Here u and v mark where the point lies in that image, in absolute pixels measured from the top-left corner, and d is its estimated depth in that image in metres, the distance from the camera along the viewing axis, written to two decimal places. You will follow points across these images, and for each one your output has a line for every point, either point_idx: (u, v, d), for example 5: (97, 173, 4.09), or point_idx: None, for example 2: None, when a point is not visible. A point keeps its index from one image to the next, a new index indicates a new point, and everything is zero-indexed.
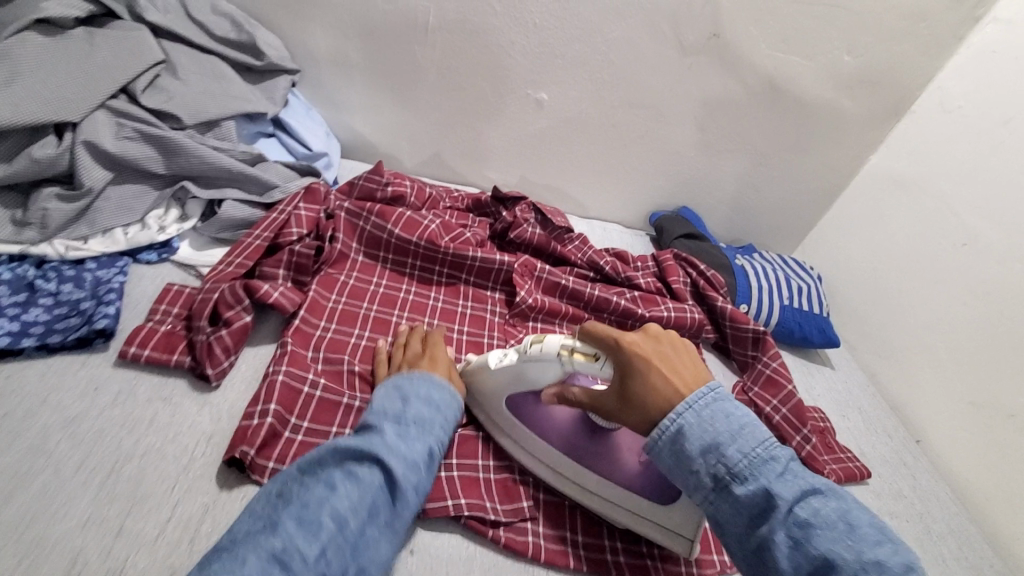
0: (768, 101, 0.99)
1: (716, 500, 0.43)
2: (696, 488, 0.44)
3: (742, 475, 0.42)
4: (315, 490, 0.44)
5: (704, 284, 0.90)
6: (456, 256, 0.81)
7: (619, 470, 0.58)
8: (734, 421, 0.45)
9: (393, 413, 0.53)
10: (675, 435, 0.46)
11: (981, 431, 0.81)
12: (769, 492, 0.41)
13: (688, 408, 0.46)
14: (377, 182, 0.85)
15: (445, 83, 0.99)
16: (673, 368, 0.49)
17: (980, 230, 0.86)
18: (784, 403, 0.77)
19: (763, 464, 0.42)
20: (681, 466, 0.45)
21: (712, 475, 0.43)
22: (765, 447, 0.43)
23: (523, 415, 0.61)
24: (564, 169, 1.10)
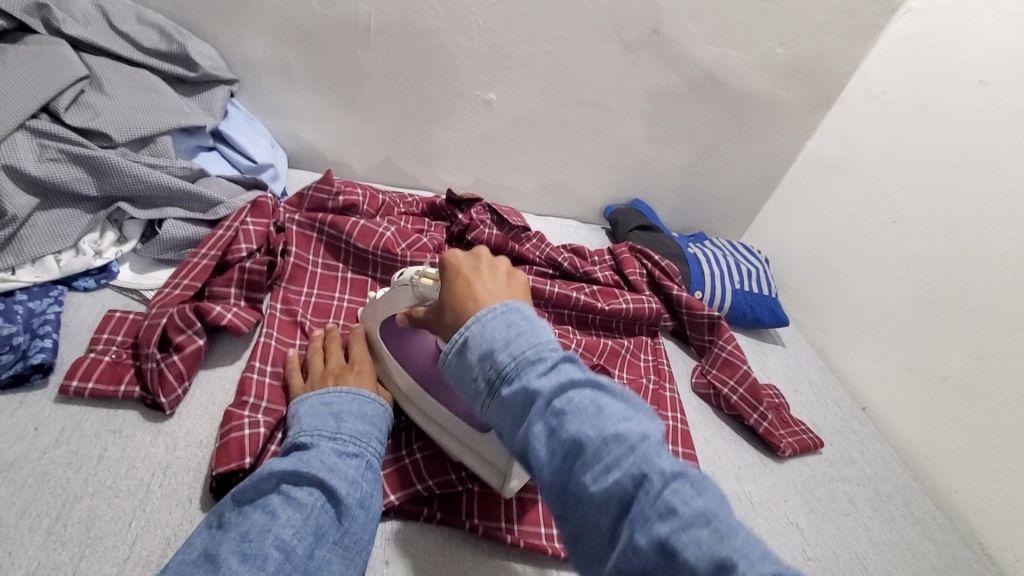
0: (708, 93, 1.03)
1: (489, 403, 0.41)
2: (473, 394, 0.42)
3: (510, 377, 0.40)
4: (256, 520, 0.42)
5: (659, 274, 0.93)
6: (415, 265, 0.80)
7: (464, 404, 0.59)
8: (515, 329, 0.42)
9: (326, 430, 0.52)
10: (463, 347, 0.43)
11: (917, 394, 0.86)
12: (528, 391, 0.39)
13: (477, 321, 0.43)
14: (327, 191, 0.83)
15: (391, 87, 0.97)
16: (503, 287, 0.48)
17: (907, 207, 0.92)
18: (740, 383, 0.81)
19: (533, 365, 0.40)
20: (466, 374, 0.43)
21: (487, 381, 0.41)
22: (545, 353, 0.40)
23: (397, 342, 0.64)
24: (518, 169, 1.11)
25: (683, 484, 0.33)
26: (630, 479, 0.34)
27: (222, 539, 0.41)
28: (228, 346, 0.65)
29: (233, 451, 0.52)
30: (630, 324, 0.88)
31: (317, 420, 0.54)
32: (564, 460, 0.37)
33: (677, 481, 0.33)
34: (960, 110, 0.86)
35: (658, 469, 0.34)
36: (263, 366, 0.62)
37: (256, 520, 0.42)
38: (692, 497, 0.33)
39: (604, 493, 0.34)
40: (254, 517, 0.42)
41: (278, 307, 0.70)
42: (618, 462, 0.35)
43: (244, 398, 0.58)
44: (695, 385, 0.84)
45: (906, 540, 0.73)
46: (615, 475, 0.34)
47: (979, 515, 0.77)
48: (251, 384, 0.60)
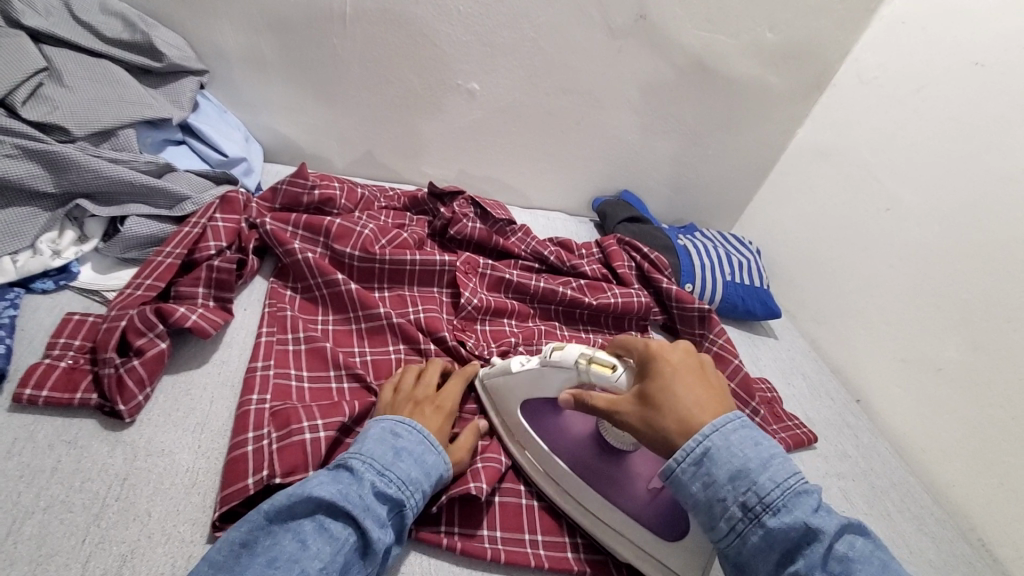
0: (698, 80, 1.00)
1: (745, 530, 0.42)
2: (721, 519, 0.43)
3: (775, 506, 0.41)
4: (285, 549, 0.40)
5: (648, 267, 0.90)
6: (394, 263, 0.77)
7: (629, 494, 0.56)
8: (762, 449, 0.44)
9: (379, 461, 0.48)
10: (701, 459, 0.44)
11: (913, 386, 0.84)
12: (806, 525, 0.40)
13: (714, 430, 0.44)
14: (302, 185, 0.79)
15: (369, 77, 0.94)
16: (695, 387, 0.48)
17: (901, 195, 0.90)
18: (731, 377, 0.78)
19: (798, 497, 0.41)
20: (706, 491, 0.43)
21: (743, 508, 0.42)
22: (797, 478, 0.42)
23: (537, 420, 0.61)
24: (503, 161, 1.08)
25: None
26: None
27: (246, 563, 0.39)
28: (193, 349, 0.62)
29: (243, 470, 0.50)
30: (618, 319, 0.86)
31: (380, 447, 0.49)
32: None
33: None
34: (955, 94, 0.84)
35: None
36: (264, 364, 0.61)
37: (285, 548, 0.40)
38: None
39: None
40: (284, 545, 0.41)
41: (266, 305, 0.68)
42: None
43: (250, 395, 0.57)
44: None
45: (903, 537, 0.71)
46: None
47: (976, 509, 0.75)
48: (255, 380, 0.59)
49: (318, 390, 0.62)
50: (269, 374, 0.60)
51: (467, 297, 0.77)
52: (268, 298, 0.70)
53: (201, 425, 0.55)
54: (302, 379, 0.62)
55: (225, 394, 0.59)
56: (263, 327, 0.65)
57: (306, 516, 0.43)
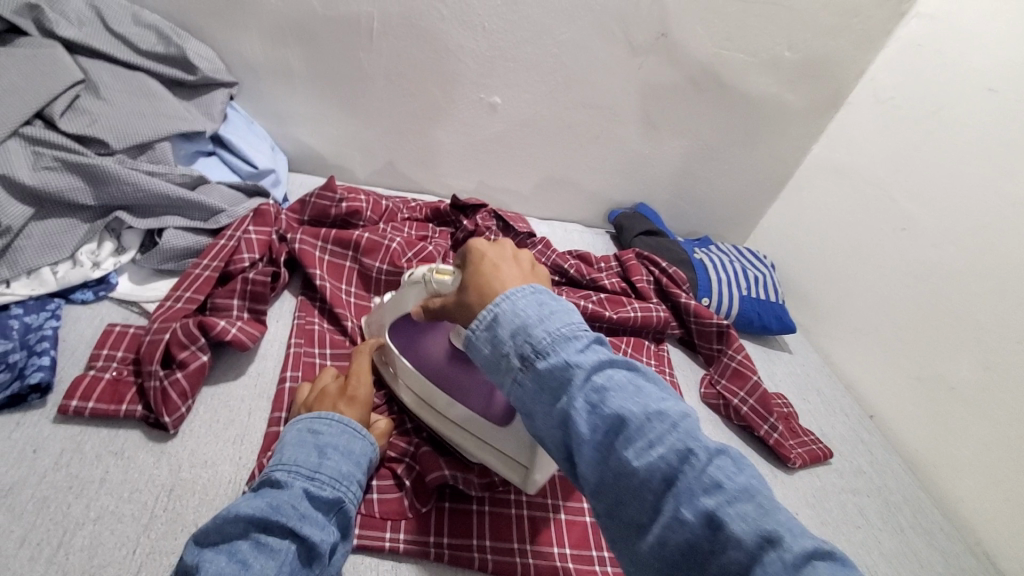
0: (716, 96, 1.02)
1: (522, 379, 0.40)
2: (507, 374, 0.40)
3: (547, 352, 0.39)
4: (222, 572, 0.39)
5: (667, 281, 0.92)
6: None
7: (467, 395, 0.58)
8: (545, 306, 0.41)
9: (306, 466, 0.48)
10: (492, 324, 0.42)
11: (927, 404, 0.86)
12: (569, 363, 0.38)
13: (507, 299, 0.42)
14: (330, 198, 0.80)
15: (394, 90, 0.95)
16: (508, 273, 0.47)
17: (916, 214, 0.91)
18: (750, 394, 0.80)
19: (570, 341, 0.39)
20: (493, 349, 0.41)
21: (522, 357, 0.40)
22: (575, 327, 0.40)
23: (402, 345, 0.63)
24: (522, 172, 1.09)
25: (741, 504, 0.31)
26: (675, 455, 0.34)
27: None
28: (229, 361, 0.63)
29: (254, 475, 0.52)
30: (637, 332, 0.87)
31: (299, 450, 0.49)
32: (606, 436, 0.36)
33: (719, 456, 0.34)
34: (970, 117, 0.85)
35: (699, 443, 0.34)
36: (293, 373, 0.63)
37: (224, 572, 0.39)
38: (734, 473, 0.33)
39: (649, 471, 0.34)
40: (221, 567, 0.39)
41: (298, 318, 0.70)
42: (659, 438, 0.34)
43: (275, 415, 0.58)
44: (704, 396, 0.82)
45: (916, 552, 0.72)
46: (662, 446, 0.34)
47: (988, 526, 0.76)
48: (284, 393, 0.60)
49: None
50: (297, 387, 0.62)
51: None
52: (299, 311, 0.71)
53: (241, 437, 0.56)
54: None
55: (262, 406, 0.60)
56: (294, 339, 0.67)
57: (239, 537, 0.42)
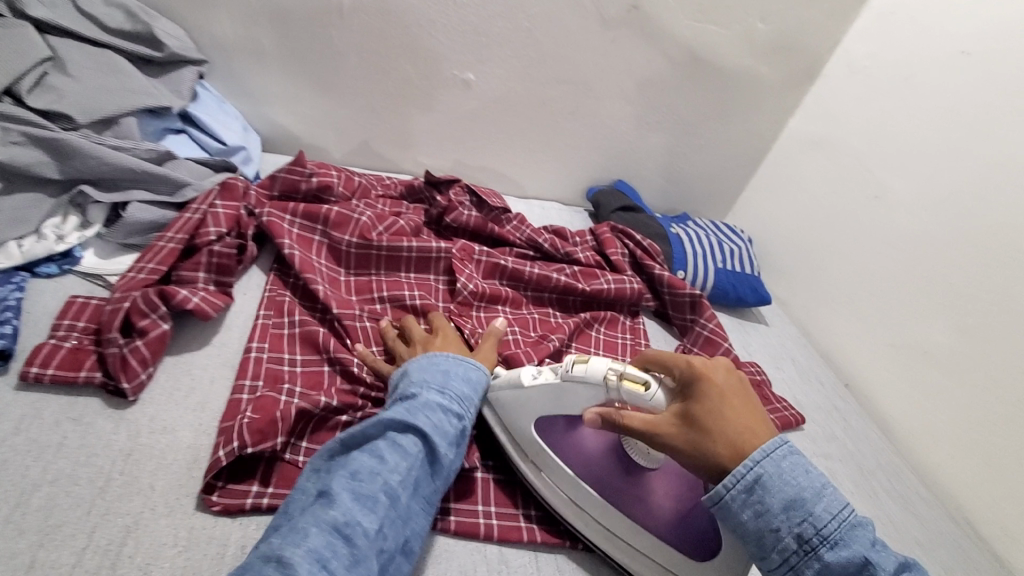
0: (690, 70, 1.02)
1: (799, 564, 0.43)
2: (774, 547, 0.44)
3: (833, 540, 0.42)
4: (366, 462, 0.46)
5: (641, 254, 0.92)
6: (391, 250, 0.78)
7: (647, 507, 0.55)
8: (815, 478, 0.45)
9: (434, 384, 0.54)
10: (754, 485, 0.44)
11: (902, 371, 0.86)
12: (862, 560, 0.41)
13: (766, 457, 0.45)
14: (300, 173, 0.81)
15: (366, 67, 0.95)
16: (732, 412, 0.48)
17: (890, 183, 0.91)
18: (721, 360, 0.80)
19: (855, 530, 0.43)
20: (758, 519, 0.44)
21: (798, 538, 0.43)
22: (849, 511, 0.44)
23: (555, 436, 0.58)
24: (499, 150, 1.09)
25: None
26: None
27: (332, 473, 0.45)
28: (195, 332, 0.63)
29: (220, 442, 0.52)
30: (611, 304, 0.87)
31: (431, 373, 0.55)
32: None
33: None
34: (943, 83, 0.85)
35: None
36: (259, 344, 0.63)
37: (366, 464, 0.45)
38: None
39: None
40: (364, 461, 0.46)
41: (267, 289, 0.70)
42: None
43: (241, 382, 0.58)
44: None
45: (888, 516, 0.73)
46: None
47: (963, 489, 0.76)
48: (248, 362, 0.61)
49: (311, 371, 0.63)
50: (262, 357, 0.62)
51: (462, 283, 0.78)
52: (268, 283, 0.71)
53: (202, 405, 0.57)
54: (295, 362, 0.64)
55: (225, 375, 0.60)
56: (260, 311, 0.67)
57: (377, 436, 0.48)
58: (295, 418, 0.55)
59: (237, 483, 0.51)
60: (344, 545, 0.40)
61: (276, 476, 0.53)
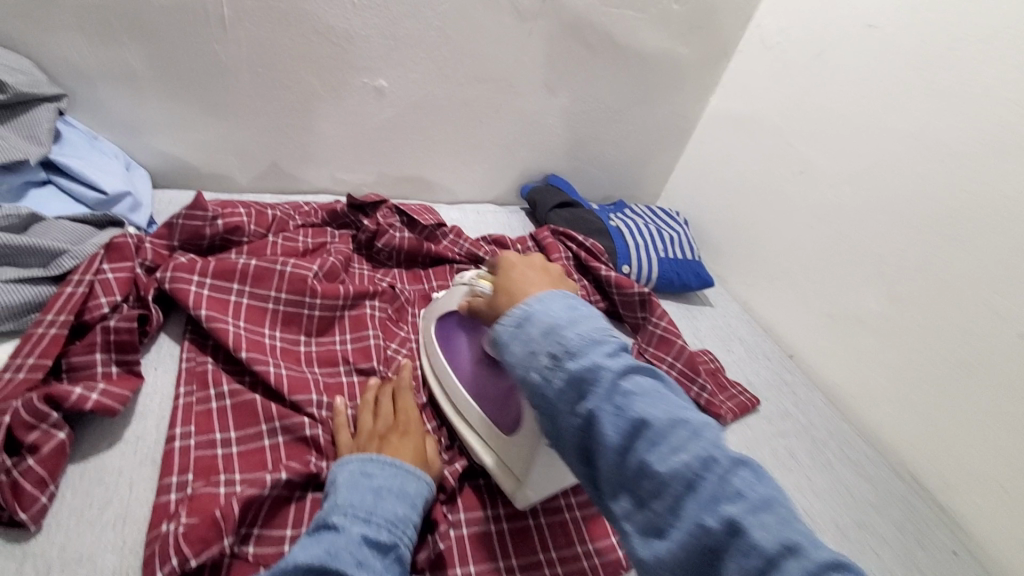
0: (609, 56, 1.00)
1: (553, 379, 0.41)
2: (530, 370, 0.42)
3: (575, 352, 0.41)
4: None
5: (585, 255, 0.90)
6: (327, 304, 0.71)
7: (491, 402, 0.63)
8: (576, 310, 0.44)
9: (361, 507, 0.45)
10: (525, 321, 0.44)
11: (838, 338, 0.89)
12: (596, 366, 0.39)
13: (539, 301, 0.45)
14: (201, 217, 0.71)
15: (264, 84, 0.85)
16: (535, 276, 0.53)
17: (812, 156, 0.93)
18: (678, 358, 0.80)
19: (599, 344, 0.41)
20: (524, 350, 0.43)
21: (552, 356, 0.41)
22: (608, 334, 0.42)
23: (446, 339, 0.69)
24: (423, 158, 1.02)
25: (761, 514, 0.33)
26: (698, 462, 0.35)
27: None
28: (103, 428, 0.55)
29: (154, 560, 0.45)
30: None
31: (355, 492, 0.47)
32: (629, 437, 0.37)
33: (742, 463, 0.35)
34: (854, 56, 0.87)
35: (723, 451, 0.36)
36: (184, 430, 0.56)
37: None
38: (755, 484, 0.34)
39: (672, 473, 0.35)
40: None
41: (186, 359, 0.62)
42: (684, 445, 0.36)
43: (168, 480, 0.51)
44: None
45: (844, 484, 0.76)
46: (685, 453, 0.36)
47: (905, 446, 0.81)
48: (173, 455, 0.53)
49: (251, 451, 0.57)
50: (190, 446, 0.55)
51: (396, 347, 0.73)
52: (188, 352, 0.63)
53: (123, 517, 0.49)
54: (230, 443, 0.57)
55: (145, 474, 0.53)
56: (181, 387, 0.59)
57: None
58: (238, 512, 0.49)
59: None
60: None
61: None
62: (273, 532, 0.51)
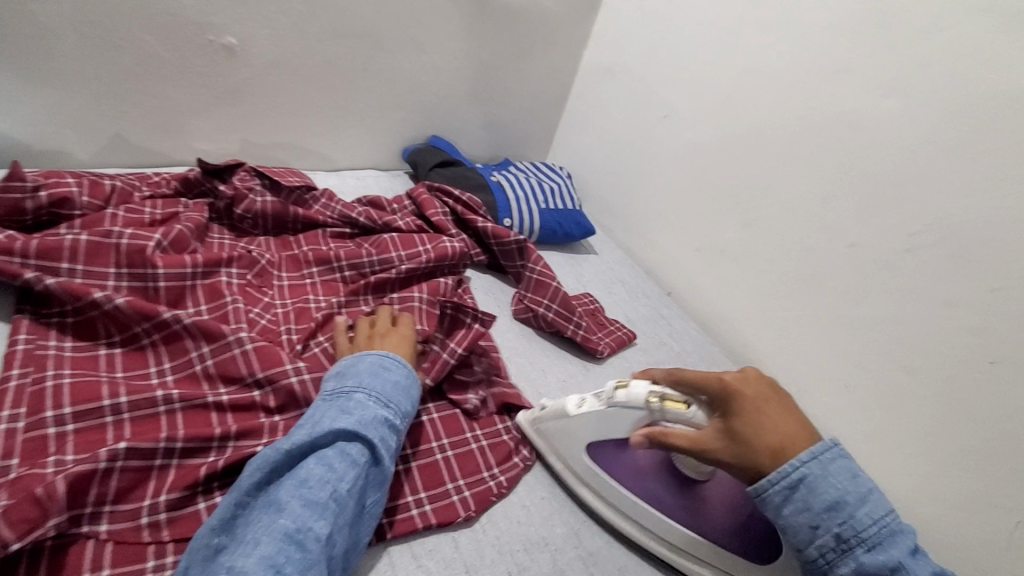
0: (475, 10, 0.99)
1: (835, 559, 0.48)
2: (813, 544, 0.49)
3: (870, 542, 0.48)
4: (315, 471, 0.46)
5: (463, 209, 0.89)
6: (174, 275, 0.65)
7: (720, 525, 0.59)
8: (861, 483, 0.50)
9: (382, 394, 0.54)
10: (797, 484, 0.50)
11: (708, 271, 0.95)
12: (896, 564, 0.47)
13: (812, 459, 0.51)
14: (17, 187, 0.64)
15: (90, 44, 0.77)
16: (777, 413, 0.54)
17: (674, 101, 0.97)
18: (554, 299, 0.81)
19: (891, 536, 0.48)
20: (800, 514, 0.49)
21: (836, 537, 0.48)
22: (890, 517, 0.49)
23: (606, 461, 0.62)
24: (292, 123, 0.97)
25: None
26: None
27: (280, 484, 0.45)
28: None
29: None
30: (432, 271, 0.81)
31: (379, 381, 0.55)
32: None
33: None
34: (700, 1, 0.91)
35: None
36: (12, 413, 0.51)
37: (316, 472, 0.46)
38: None
39: None
40: (313, 469, 0.46)
41: (20, 340, 0.56)
42: None
43: None
44: (515, 313, 0.83)
45: None
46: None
47: (767, 361, 0.87)
48: None
49: (88, 429, 0.52)
50: (16, 429, 0.50)
51: (259, 312, 0.68)
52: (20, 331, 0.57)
53: None
54: (67, 422, 0.51)
55: None
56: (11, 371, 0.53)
57: (327, 444, 0.48)
58: (68, 492, 0.45)
59: None
60: (297, 550, 0.42)
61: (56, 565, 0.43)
62: (125, 506, 0.48)
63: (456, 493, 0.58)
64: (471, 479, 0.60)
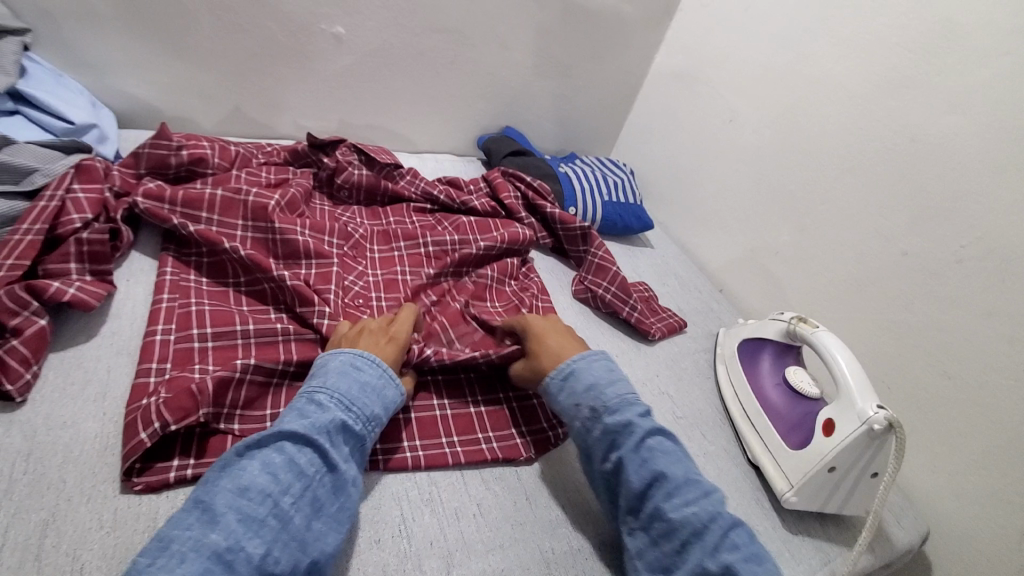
0: (558, 11, 1.06)
1: (590, 426, 0.59)
2: (577, 419, 0.60)
3: (611, 410, 0.59)
4: (258, 477, 0.46)
5: (533, 195, 0.96)
6: (286, 232, 0.74)
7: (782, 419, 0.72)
8: (615, 374, 0.63)
9: (344, 398, 0.54)
10: (569, 375, 0.63)
11: (760, 270, 0.99)
12: (631, 422, 0.58)
13: (581, 358, 0.64)
14: (167, 146, 0.76)
15: (223, 26, 0.88)
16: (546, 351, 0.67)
17: (740, 106, 1.02)
18: (612, 283, 0.88)
19: (630, 407, 0.60)
20: (568, 397, 0.62)
21: (592, 411, 0.60)
22: (637, 399, 0.61)
23: (751, 352, 0.81)
24: (384, 108, 1.07)
25: (752, 563, 0.49)
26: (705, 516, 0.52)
27: (216, 487, 0.45)
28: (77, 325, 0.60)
29: (137, 425, 0.52)
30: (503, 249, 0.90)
31: (345, 382, 0.55)
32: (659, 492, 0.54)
33: (738, 528, 0.53)
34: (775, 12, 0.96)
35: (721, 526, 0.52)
36: (165, 327, 0.61)
37: (254, 482, 0.45)
38: (747, 541, 0.52)
39: (681, 512, 0.52)
40: (255, 475, 0.46)
41: (167, 273, 0.67)
42: (699, 509, 0.53)
43: (149, 366, 0.57)
44: (574, 292, 0.90)
45: None
46: (694, 505, 0.53)
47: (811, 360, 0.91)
48: (153, 345, 0.59)
49: (225, 347, 0.62)
50: (170, 339, 0.60)
51: (353, 279, 0.77)
52: (170, 268, 0.68)
53: (103, 394, 0.55)
54: (207, 339, 0.62)
55: (123, 362, 0.59)
56: (163, 296, 0.64)
57: (267, 451, 0.48)
58: (215, 389, 0.56)
59: (159, 462, 0.52)
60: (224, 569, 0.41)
61: (207, 449, 0.54)
62: (253, 412, 0.59)
63: (518, 437, 0.66)
64: (533, 424, 0.68)
